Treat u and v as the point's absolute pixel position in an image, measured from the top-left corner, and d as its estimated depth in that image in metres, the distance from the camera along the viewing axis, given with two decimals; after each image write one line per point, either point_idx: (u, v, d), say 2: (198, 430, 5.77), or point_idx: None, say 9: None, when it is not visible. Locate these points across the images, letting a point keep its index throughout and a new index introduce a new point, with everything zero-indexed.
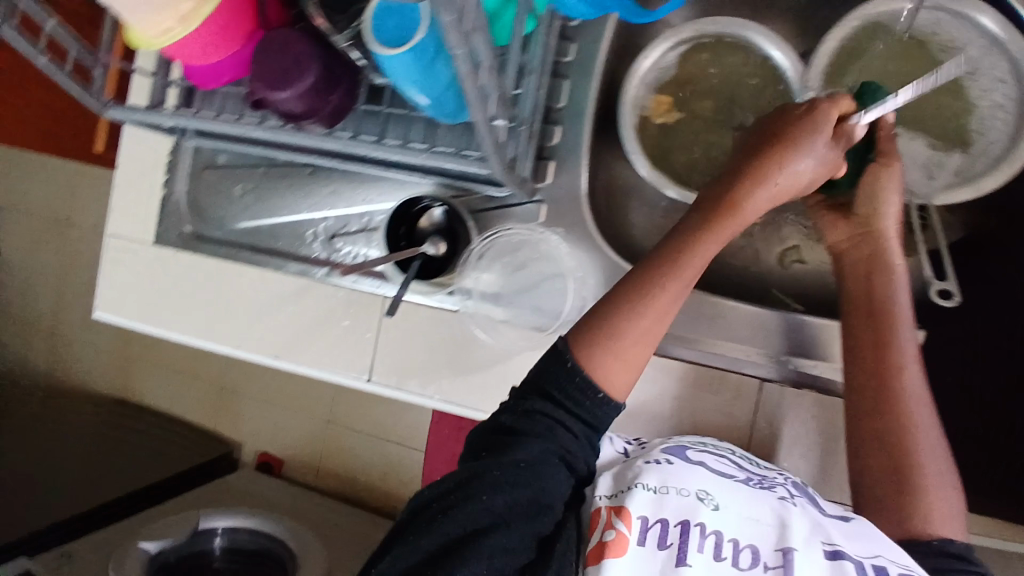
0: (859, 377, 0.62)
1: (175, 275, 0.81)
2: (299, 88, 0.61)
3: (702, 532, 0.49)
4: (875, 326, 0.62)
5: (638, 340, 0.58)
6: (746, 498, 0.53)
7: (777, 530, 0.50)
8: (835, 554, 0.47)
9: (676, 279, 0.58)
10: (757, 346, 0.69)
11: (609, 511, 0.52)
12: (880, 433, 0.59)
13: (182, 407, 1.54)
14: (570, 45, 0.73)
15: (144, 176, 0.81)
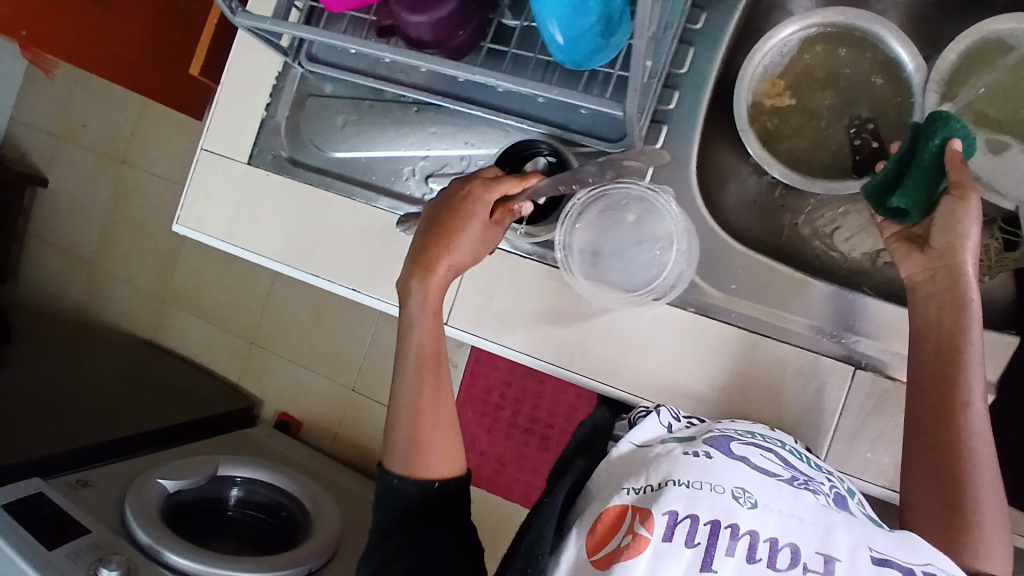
0: (925, 426, 0.57)
1: (261, 196, 0.81)
2: (436, 14, 0.62)
3: (733, 534, 0.44)
4: (944, 362, 0.57)
5: (425, 403, 0.62)
6: (790, 501, 0.46)
7: (823, 533, 0.44)
8: (883, 561, 0.42)
9: (422, 370, 0.63)
10: (847, 332, 0.66)
11: (633, 513, 0.46)
12: (941, 482, 0.55)
13: (213, 355, 1.63)
14: (700, 13, 0.69)
15: (249, 98, 0.82)
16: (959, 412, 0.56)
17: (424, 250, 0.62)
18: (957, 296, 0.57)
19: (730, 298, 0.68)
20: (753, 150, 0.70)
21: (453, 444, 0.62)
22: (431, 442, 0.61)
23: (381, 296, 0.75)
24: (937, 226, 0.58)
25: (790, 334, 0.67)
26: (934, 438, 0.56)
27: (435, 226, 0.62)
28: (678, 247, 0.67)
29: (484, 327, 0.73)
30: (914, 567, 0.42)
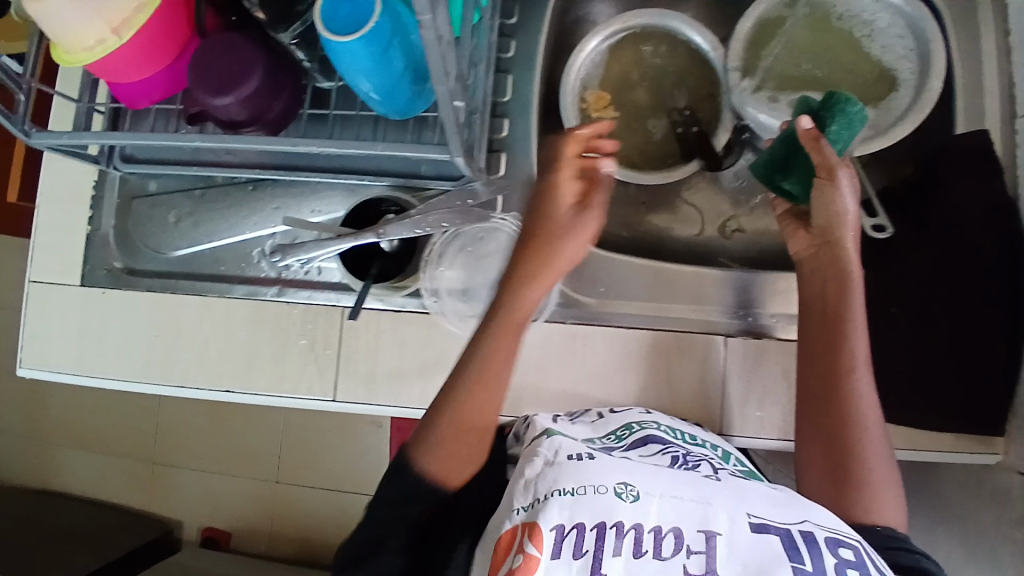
0: (816, 383, 0.61)
1: (104, 316, 0.74)
2: (241, 93, 0.59)
3: (619, 533, 0.41)
4: (833, 331, 0.61)
5: (478, 396, 0.58)
6: (669, 482, 0.45)
7: (700, 507, 0.42)
8: (761, 527, 0.41)
9: (478, 391, 0.58)
10: (719, 305, 0.69)
11: (521, 528, 0.43)
12: (830, 435, 0.59)
13: (110, 488, 1.47)
14: (510, 41, 0.71)
15: (67, 215, 0.75)
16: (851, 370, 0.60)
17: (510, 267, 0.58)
18: (839, 267, 0.62)
19: (602, 301, 0.70)
20: None
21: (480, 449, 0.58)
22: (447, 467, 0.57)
23: (260, 391, 0.71)
24: (817, 205, 0.63)
25: (666, 318, 0.69)
26: (828, 397, 0.60)
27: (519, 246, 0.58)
28: None
29: (377, 392, 0.70)
30: (790, 526, 0.41)
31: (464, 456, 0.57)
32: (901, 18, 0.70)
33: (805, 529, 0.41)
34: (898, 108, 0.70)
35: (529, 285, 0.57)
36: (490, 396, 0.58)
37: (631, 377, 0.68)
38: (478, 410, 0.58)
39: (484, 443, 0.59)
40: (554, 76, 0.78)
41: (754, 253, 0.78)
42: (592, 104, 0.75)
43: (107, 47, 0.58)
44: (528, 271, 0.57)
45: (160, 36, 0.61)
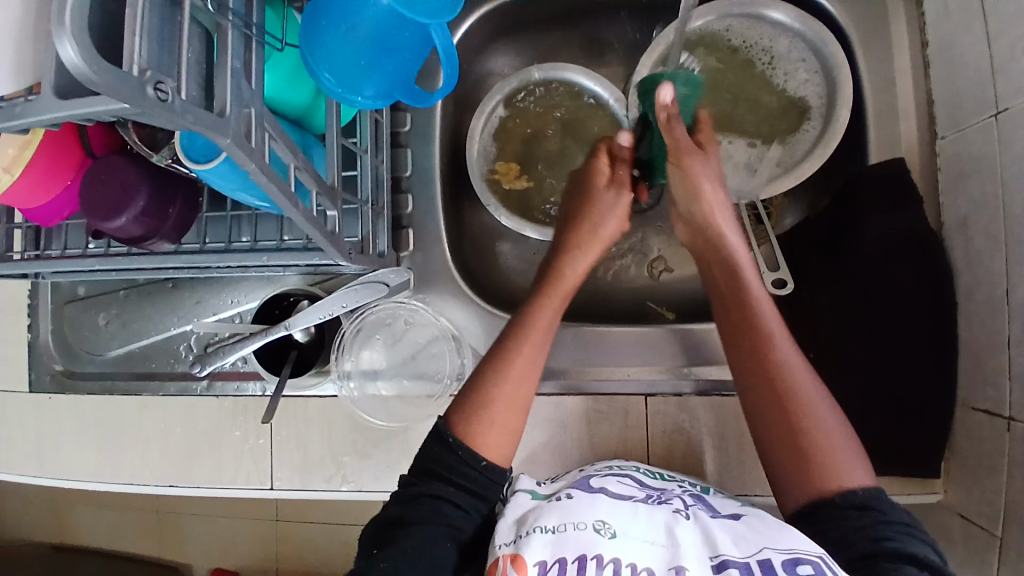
0: (745, 368, 0.58)
1: (52, 420, 0.77)
2: (132, 213, 0.61)
3: (600, 564, 0.47)
4: (745, 333, 0.59)
5: (538, 336, 0.59)
6: (645, 526, 0.52)
7: (668, 549, 0.49)
8: (722, 565, 0.47)
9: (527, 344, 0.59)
10: (653, 363, 0.69)
11: (506, 559, 0.49)
12: (772, 424, 0.56)
13: (123, 540, 1.53)
14: (404, 114, 0.72)
15: (8, 326, 0.79)
16: (770, 343, 0.57)
17: (563, 239, 0.67)
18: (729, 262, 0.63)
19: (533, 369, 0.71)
20: (504, 218, 0.72)
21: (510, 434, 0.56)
22: (498, 415, 0.56)
23: (200, 483, 0.73)
24: (677, 189, 0.67)
25: (592, 378, 0.70)
26: (757, 377, 0.57)
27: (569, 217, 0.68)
28: (452, 339, 0.70)
29: (311, 476, 0.71)
30: (748, 558, 0.47)
31: (506, 426, 0.56)
32: (800, 43, 0.69)
33: (763, 557, 0.47)
34: (805, 140, 0.70)
35: (581, 253, 0.65)
36: (531, 370, 0.58)
37: (554, 440, 0.69)
38: (520, 392, 0.57)
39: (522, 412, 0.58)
40: (461, 137, 0.78)
41: (683, 294, 0.77)
42: (506, 172, 0.77)
43: (1, 187, 0.59)
44: (575, 245, 0.66)
45: (52, 163, 0.62)
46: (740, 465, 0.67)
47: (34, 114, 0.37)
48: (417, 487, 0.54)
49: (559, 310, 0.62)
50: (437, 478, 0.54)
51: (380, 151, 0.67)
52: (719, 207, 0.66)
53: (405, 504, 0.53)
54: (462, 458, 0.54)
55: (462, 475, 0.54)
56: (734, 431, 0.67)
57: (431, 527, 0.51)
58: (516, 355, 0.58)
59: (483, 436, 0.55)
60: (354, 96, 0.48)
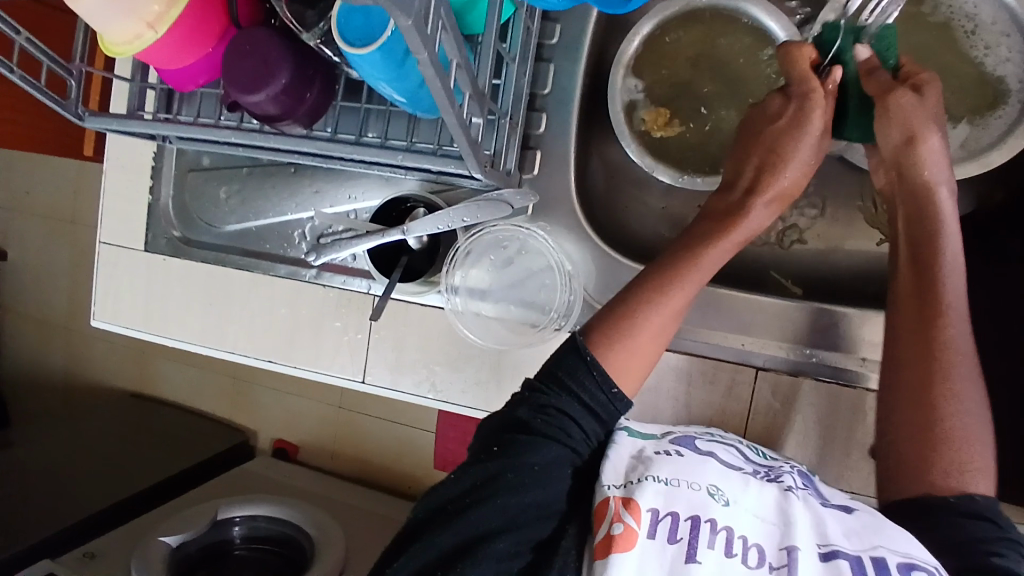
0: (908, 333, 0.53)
1: (165, 281, 0.81)
2: (273, 89, 0.60)
3: (713, 528, 0.46)
4: (923, 251, 0.54)
5: (705, 271, 0.58)
6: (760, 498, 0.49)
7: (780, 528, 0.46)
8: (830, 554, 0.44)
9: (690, 281, 0.57)
10: (769, 337, 0.66)
11: (617, 502, 0.48)
12: (916, 387, 0.51)
13: (197, 398, 1.64)
14: (554, 25, 0.67)
15: (132, 184, 0.81)
16: (941, 313, 0.52)
17: (757, 178, 0.60)
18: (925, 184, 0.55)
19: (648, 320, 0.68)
20: (635, 155, 0.68)
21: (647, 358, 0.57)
22: (643, 338, 0.56)
23: (296, 365, 0.75)
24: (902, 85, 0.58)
25: (702, 339, 0.67)
26: (920, 345, 0.52)
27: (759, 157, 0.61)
28: (565, 273, 0.68)
29: (402, 379, 0.72)
30: (862, 552, 0.43)
31: (643, 357, 0.57)
32: (1005, 15, 0.61)
33: (877, 554, 0.43)
34: (996, 127, 0.63)
35: (762, 204, 0.60)
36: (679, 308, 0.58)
37: (648, 390, 0.70)
38: (666, 325, 0.57)
39: (656, 345, 0.58)
40: (604, 60, 0.73)
41: (809, 267, 0.73)
42: (652, 123, 0.71)
43: (143, 43, 0.59)
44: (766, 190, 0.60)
45: (196, 26, 0.61)
46: (834, 449, 0.66)
47: None
48: (542, 397, 0.54)
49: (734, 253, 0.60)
50: (568, 393, 0.54)
51: (525, 63, 0.63)
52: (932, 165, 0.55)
53: (534, 411, 0.53)
54: (596, 379, 0.54)
55: (590, 397, 0.54)
56: (838, 418, 0.65)
57: (558, 446, 0.52)
58: (674, 293, 0.56)
59: (617, 360, 0.56)
60: None
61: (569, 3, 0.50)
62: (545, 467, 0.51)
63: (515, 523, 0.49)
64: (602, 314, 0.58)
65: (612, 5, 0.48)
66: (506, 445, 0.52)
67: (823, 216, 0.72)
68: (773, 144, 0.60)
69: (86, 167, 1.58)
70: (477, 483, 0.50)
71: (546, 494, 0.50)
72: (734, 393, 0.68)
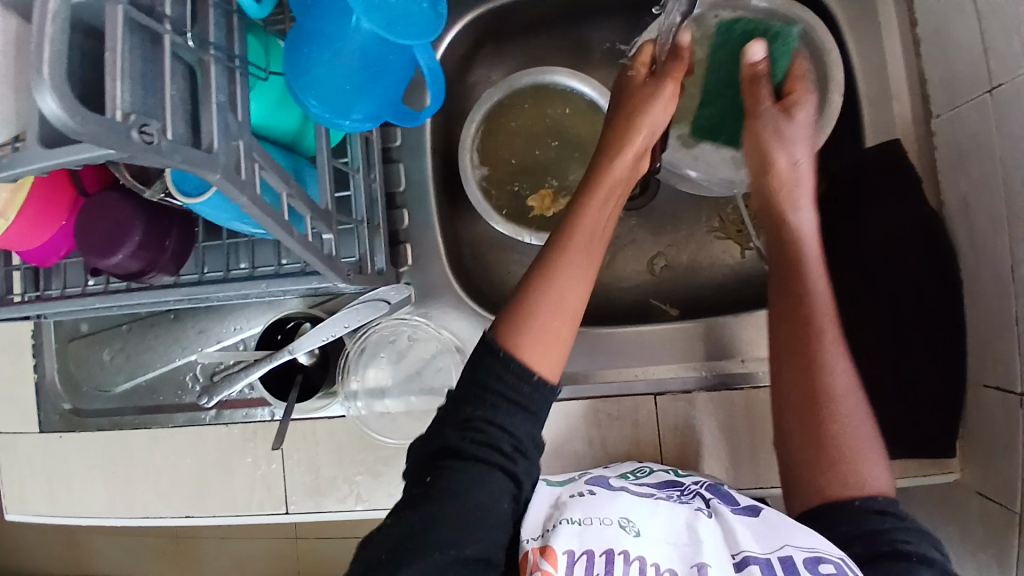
0: (786, 356, 0.57)
1: (64, 457, 0.77)
2: (129, 248, 0.61)
3: (627, 559, 0.48)
4: (783, 262, 0.61)
5: (594, 224, 0.57)
6: (670, 525, 0.52)
7: (693, 548, 0.49)
8: (743, 562, 0.47)
9: (582, 234, 0.56)
10: (662, 361, 0.71)
11: (536, 551, 0.49)
12: (805, 391, 0.55)
13: (143, 569, 1.53)
14: (395, 130, 0.72)
15: (15, 368, 0.79)
16: (807, 296, 0.58)
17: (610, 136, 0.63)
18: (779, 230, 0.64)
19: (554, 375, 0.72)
20: (498, 224, 0.71)
21: (564, 342, 0.53)
22: (552, 323, 0.52)
23: (215, 512, 0.73)
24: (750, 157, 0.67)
25: (604, 380, 0.71)
26: (802, 358, 0.56)
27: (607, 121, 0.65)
28: (455, 351, 0.70)
29: (325, 499, 0.71)
30: (770, 555, 0.47)
31: (557, 337, 0.53)
32: None
33: (785, 553, 0.46)
34: None
35: (627, 152, 0.61)
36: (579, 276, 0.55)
37: (565, 443, 0.72)
38: (571, 296, 0.54)
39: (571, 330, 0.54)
40: (453, 148, 0.78)
41: (685, 291, 0.78)
42: (537, 207, 0.78)
43: None
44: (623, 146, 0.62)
45: (46, 203, 0.62)
46: (747, 454, 0.69)
47: (19, 164, 0.36)
48: (465, 412, 0.51)
49: (613, 203, 0.60)
50: (488, 392, 0.51)
51: (372, 168, 0.67)
52: (789, 188, 0.64)
53: (460, 431, 0.51)
54: (513, 371, 0.51)
55: (514, 391, 0.51)
56: (740, 423, 0.69)
57: (491, 467, 0.49)
58: (566, 252, 0.55)
59: (529, 351, 0.52)
60: (342, 120, 0.48)
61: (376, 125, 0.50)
62: (484, 504, 0.48)
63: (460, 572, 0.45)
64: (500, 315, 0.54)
65: (405, 118, 0.50)
66: (438, 481, 0.49)
67: (681, 243, 0.79)
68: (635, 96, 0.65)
69: None
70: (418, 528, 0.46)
71: (486, 532, 0.47)
72: (647, 426, 0.71)
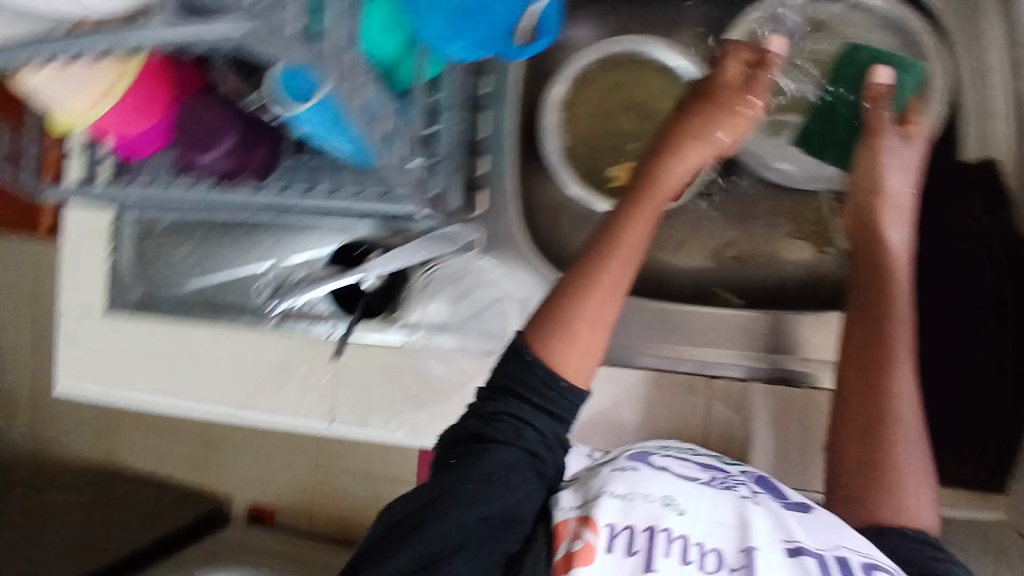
0: (854, 351, 0.63)
1: (130, 343, 0.81)
2: (222, 148, 0.64)
3: (668, 537, 0.49)
4: (873, 262, 0.65)
5: (639, 233, 0.58)
6: (713, 507, 0.53)
7: (739, 531, 0.50)
8: (796, 552, 0.48)
9: (620, 252, 0.57)
10: (723, 347, 0.71)
11: (575, 521, 0.51)
12: (870, 386, 0.61)
13: (169, 470, 1.61)
14: (488, 76, 0.70)
15: (88, 255, 0.82)
16: (892, 297, 0.63)
17: (663, 140, 0.63)
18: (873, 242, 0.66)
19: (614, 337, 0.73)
20: (573, 189, 0.72)
21: (590, 356, 0.55)
22: (579, 338, 0.54)
23: (265, 415, 0.77)
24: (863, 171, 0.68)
25: (659, 354, 0.72)
26: (870, 355, 0.61)
27: (660, 141, 0.63)
28: (518, 301, 0.71)
29: (370, 418, 0.74)
30: (824, 553, 0.47)
31: (589, 346, 0.54)
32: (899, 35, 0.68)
33: (838, 555, 0.48)
34: None
35: (682, 153, 0.62)
36: (619, 290, 0.56)
37: (607, 407, 0.73)
38: (603, 312, 0.56)
39: (600, 339, 0.56)
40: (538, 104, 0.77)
41: (749, 281, 0.78)
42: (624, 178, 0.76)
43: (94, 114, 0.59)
44: (676, 149, 0.62)
45: (147, 96, 0.62)
46: (789, 448, 0.69)
47: (149, 34, 0.36)
48: (492, 404, 0.55)
49: (655, 215, 0.60)
50: (512, 394, 0.55)
51: (464, 109, 0.67)
52: (894, 207, 0.66)
53: (484, 420, 0.55)
54: (540, 376, 0.54)
55: (537, 393, 0.54)
56: (788, 418, 0.69)
57: (513, 450, 0.53)
58: (601, 266, 0.56)
59: (562, 361, 0.54)
60: (449, 45, 0.51)
61: (479, 55, 0.53)
62: (501, 476, 0.52)
63: (471, 540, 0.50)
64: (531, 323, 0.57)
65: (509, 49, 0.53)
66: (460, 458, 0.54)
67: (752, 233, 0.78)
68: (688, 114, 0.63)
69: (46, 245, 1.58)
70: (436, 498, 0.52)
71: (503, 505, 0.52)
72: (691, 406, 0.71)
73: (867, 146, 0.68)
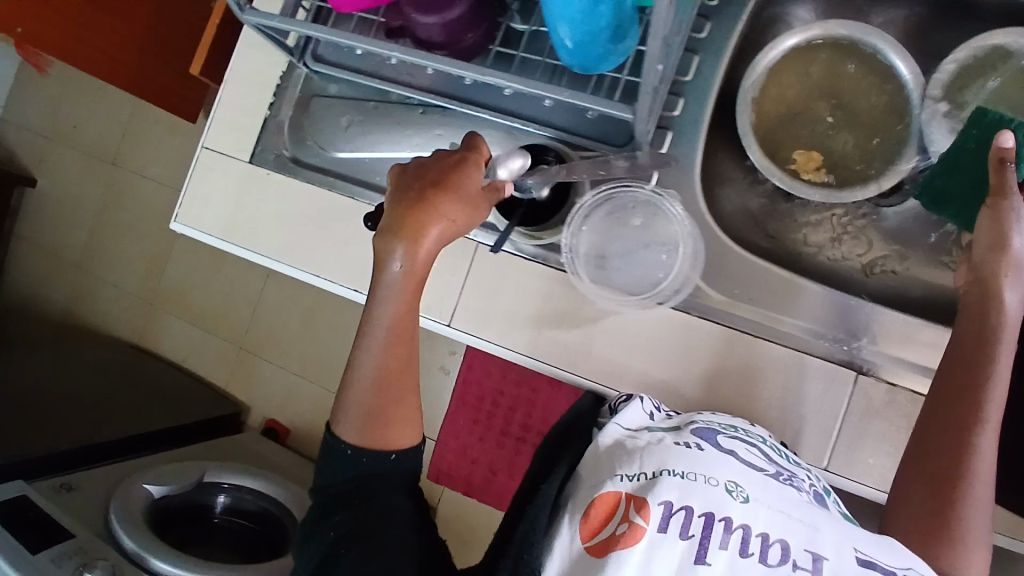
0: (941, 404, 0.56)
1: (261, 196, 0.80)
2: (448, 15, 0.62)
3: (727, 528, 0.43)
4: (972, 314, 0.58)
5: (398, 315, 0.55)
6: (779, 497, 0.46)
7: (808, 529, 0.44)
8: (867, 563, 0.42)
9: (382, 337, 0.55)
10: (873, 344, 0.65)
11: (629, 500, 0.44)
12: (949, 436, 0.55)
13: (196, 363, 1.58)
14: (705, 22, 0.69)
15: (249, 97, 0.82)
16: (994, 358, 0.56)
17: (404, 215, 0.54)
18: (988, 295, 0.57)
19: (731, 300, 0.67)
20: (754, 156, 0.72)
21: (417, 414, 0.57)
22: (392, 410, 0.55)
23: None
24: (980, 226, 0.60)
25: (766, 326, 0.67)
26: (955, 412, 0.55)
27: (421, 190, 0.55)
28: (684, 256, 0.67)
29: (489, 330, 0.72)
30: (896, 569, 0.43)
31: (409, 418, 0.56)
32: None
33: None
34: None
35: (419, 241, 0.54)
36: (411, 353, 0.57)
37: None
38: (393, 394, 0.55)
39: (411, 403, 0.56)
40: (736, 68, 0.76)
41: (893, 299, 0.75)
42: (801, 164, 0.75)
43: None
44: (420, 243, 0.54)
45: None
46: None
47: None
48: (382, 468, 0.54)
49: (414, 301, 0.55)
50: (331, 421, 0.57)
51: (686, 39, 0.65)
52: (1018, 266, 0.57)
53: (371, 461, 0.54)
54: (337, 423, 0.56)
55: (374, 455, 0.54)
56: None
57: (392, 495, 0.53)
58: (376, 321, 0.55)
59: (375, 434, 0.55)
60: None
61: None
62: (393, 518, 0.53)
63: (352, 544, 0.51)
64: (359, 400, 0.55)
65: None
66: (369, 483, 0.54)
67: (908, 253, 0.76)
68: (438, 189, 0.55)
69: (143, 109, 1.57)
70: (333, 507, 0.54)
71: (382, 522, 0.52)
72: None
73: (987, 208, 0.59)
